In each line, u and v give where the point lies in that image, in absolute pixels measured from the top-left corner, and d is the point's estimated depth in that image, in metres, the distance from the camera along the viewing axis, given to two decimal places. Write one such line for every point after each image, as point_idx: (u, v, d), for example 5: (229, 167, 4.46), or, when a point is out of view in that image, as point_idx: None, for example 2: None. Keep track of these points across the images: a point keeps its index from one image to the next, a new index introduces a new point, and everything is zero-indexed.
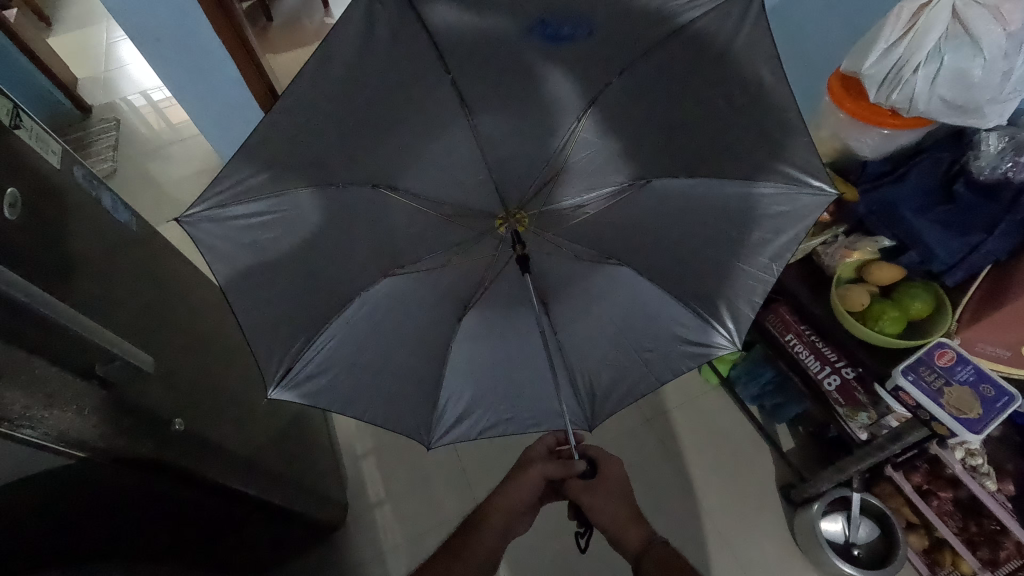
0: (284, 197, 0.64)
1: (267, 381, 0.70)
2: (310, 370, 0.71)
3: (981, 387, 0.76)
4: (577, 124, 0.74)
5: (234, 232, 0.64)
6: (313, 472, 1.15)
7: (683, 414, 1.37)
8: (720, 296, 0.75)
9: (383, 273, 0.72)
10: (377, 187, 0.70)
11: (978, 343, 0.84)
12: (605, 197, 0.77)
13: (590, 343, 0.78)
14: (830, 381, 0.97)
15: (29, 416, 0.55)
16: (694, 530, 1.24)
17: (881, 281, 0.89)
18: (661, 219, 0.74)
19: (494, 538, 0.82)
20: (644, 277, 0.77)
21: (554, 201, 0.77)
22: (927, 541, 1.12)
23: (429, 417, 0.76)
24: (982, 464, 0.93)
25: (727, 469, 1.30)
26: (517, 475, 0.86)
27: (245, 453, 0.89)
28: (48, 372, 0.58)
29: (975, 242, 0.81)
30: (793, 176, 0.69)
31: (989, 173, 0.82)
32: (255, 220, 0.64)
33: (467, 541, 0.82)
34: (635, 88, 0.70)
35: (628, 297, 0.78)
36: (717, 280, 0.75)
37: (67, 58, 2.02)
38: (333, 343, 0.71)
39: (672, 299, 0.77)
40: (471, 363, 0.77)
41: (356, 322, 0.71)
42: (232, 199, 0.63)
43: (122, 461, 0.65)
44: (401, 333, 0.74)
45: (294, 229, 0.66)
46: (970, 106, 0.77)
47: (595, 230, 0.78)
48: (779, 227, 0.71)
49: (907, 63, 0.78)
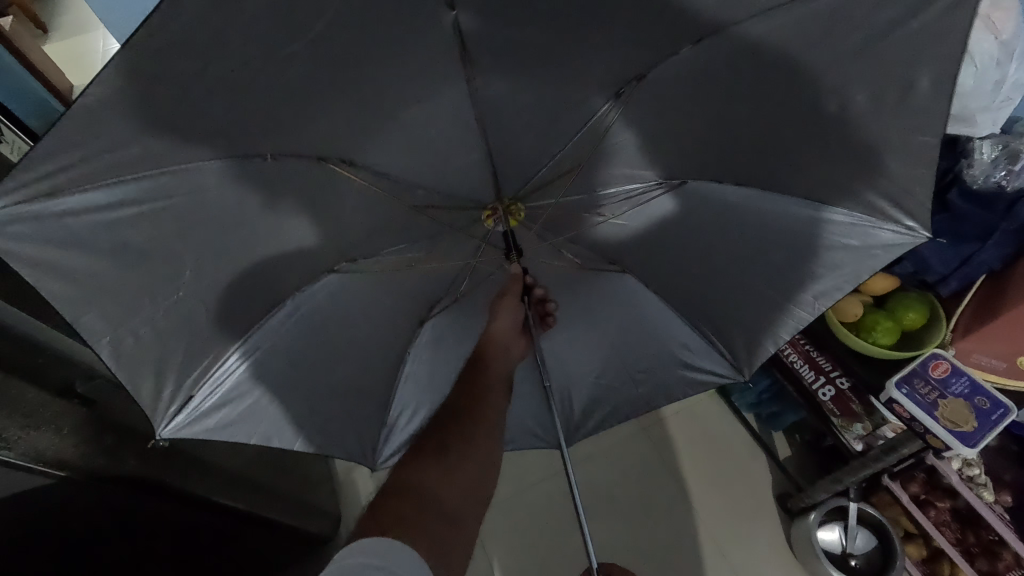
0: (144, 179, 0.55)
1: (155, 426, 0.65)
2: (214, 402, 0.69)
3: (976, 399, 0.75)
4: (607, 108, 0.68)
5: (91, 227, 0.55)
6: (304, 486, 1.14)
7: (680, 420, 1.36)
8: (730, 325, 0.80)
9: (327, 268, 0.71)
10: (323, 160, 0.63)
11: (975, 354, 0.82)
12: (632, 195, 0.75)
13: (580, 347, 0.85)
14: (824, 391, 0.95)
15: (6, 437, 0.55)
16: (690, 540, 1.23)
17: (875, 290, 0.88)
18: (690, 232, 0.76)
19: (502, 371, 0.74)
20: (646, 288, 0.81)
21: (561, 196, 0.75)
22: (925, 551, 1.10)
23: (376, 438, 0.79)
24: (980, 474, 0.93)
25: (723, 479, 1.29)
26: (503, 301, 0.79)
27: (230, 469, 0.88)
28: (27, 391, 0.58)
29: (970, 251, 0.82)
30: (879, 210, 0.67)
31: (982, 183, 0.80)
32: (122, 213, 0.55)
33: (480, 380, 0.72)
34: (649, 100, 0.66)
35: (634, 309, 0.83)
36: (737, 308, 0.79)
37: (65, 66, 2.01)
38: (284, 315, 0.69)
39: (683, 322, 0.82)
40: (428, 377, 0.80)
41: (294, 317, 0.70)
42: (74, 187, 0.53)
43: (103, 479, 0.63)
44: (368, 329, 0.75)
45: (219, 224, 0.61)
46: (960, 114, 0.76)
47: (599, 240, 0.79)
48: (837, 261, 0.72)
49: None
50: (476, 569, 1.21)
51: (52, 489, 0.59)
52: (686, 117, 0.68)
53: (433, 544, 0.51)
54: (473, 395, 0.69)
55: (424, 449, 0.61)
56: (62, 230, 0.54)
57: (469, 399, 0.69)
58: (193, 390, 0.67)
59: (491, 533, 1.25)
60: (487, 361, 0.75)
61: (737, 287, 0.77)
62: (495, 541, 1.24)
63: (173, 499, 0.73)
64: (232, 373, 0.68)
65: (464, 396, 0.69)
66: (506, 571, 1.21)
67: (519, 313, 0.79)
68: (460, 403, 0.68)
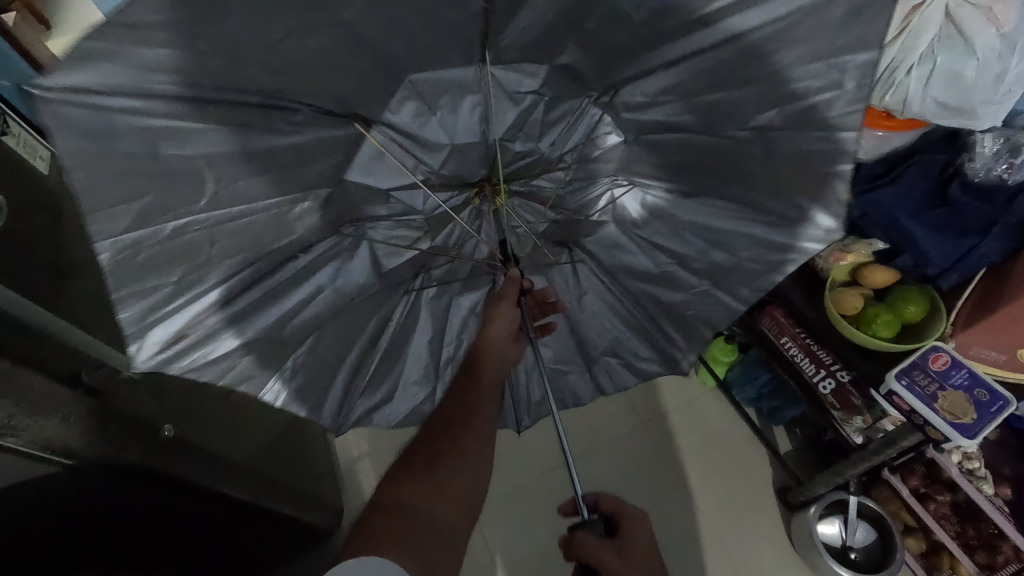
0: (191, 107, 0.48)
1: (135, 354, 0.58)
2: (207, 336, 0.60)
3: (975, 392, 0.76)
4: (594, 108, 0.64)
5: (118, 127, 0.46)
6: (306, 479, 1.15)
7: (680, 414, 1.36)
8: (669, 328, 0.78)
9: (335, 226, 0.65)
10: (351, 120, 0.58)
11: (975, 347, 0.82)
12: (606, 191, 0.73)
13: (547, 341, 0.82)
14: (825, 384, 0.96)
15: (14, 424, 0.55)
16: (692, 534, 1.23)
17: (876, 284, 0.87)
18: (652, 228, 0.73)
19: (493, 381, 0.69)
20: (600, 281, 0.79)
21: (531, 187, 0.71)
22: (924, 544, 1.10)
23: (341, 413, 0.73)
24: (979, 468, 0.93)
25: (723, 473, 1.29)
26: (500, 306, 0.73)
27: (237, 460, 0.88)
28: (32, 380, 0.58)
29: (970, 244, 0.81)
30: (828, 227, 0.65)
31: (984, 175, 0.81)
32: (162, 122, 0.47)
33: (469, 388, 0.67)
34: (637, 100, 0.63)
35: (591, 303, 0.80)
36: (679, 313, 0.77)
37: None
38: (301, 264, 0.64)
39: (629, 323, 0.80)
40: (418, 351, 0.77)
41: (307, 271, 0.65)
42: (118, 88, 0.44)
43: (108, 468, 0.64)
44: (369, 304, 0.71)
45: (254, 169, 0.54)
46: (964, 107, 0.75)
47: (560, 233, 0.76)
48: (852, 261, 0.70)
49: (900, 65, 0.75)
50: (479, 565, 1.22)
51: (57, 478, 0.59)
52: (684, 118, 0.63)
53: (421, 552, 0.52)
54: (462, 399, 0.66)
55: (416, 466, 0.60)
56: (95, 126, 0.45)
57: (461, 403, 0.66)
58: (190, 327, 0.59)
59: (494, 528, 1.25)
60: (480, 371, 0.69)
61: (685, 289, 0.75)
62: (499, 538, 1.24)
63: (178, 491, 0.74)
64: (207, 324, 0.60)
65: (455, 401, 0.66)
66: (509, 567, 1.22)
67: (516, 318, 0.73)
68: (451, 410, 0.65)
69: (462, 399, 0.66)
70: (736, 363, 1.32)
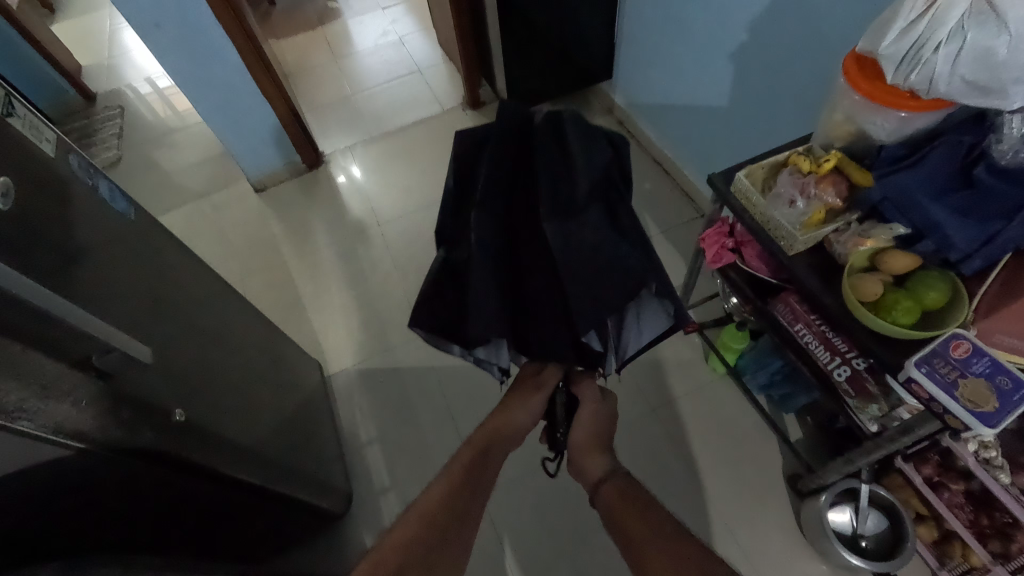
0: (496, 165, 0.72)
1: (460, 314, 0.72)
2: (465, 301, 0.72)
3: (997, 379, 0.73)
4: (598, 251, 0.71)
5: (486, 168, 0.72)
6: (316, 462, 1.16)
7: (691, 400, 1.38)
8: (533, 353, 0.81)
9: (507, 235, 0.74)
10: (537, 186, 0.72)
11: (996, 334, 0.77)
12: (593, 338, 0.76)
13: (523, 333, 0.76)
14: (839, 371, 0.96)
15: (25, 408, 0.56)
16: (700, 521, 1.23)
17: (895, 270, 0.83)
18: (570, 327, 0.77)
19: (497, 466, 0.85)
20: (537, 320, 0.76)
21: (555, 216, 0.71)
22: (936, 532, 1.10)
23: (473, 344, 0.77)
24: (996, 457, 0.91)
25: (733, 460, 1.30)
26: (524, 396, 0.89)
27: (248, 443, 0.89)
28: (43, 363, 0.57)
29: (995, 230, 0.76)
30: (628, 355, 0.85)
31: (1012, 158, 0.75)
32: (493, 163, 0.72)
33: (471, 473, 0.81)
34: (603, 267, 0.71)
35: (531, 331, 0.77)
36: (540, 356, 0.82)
37: (87, 63, 2.28)
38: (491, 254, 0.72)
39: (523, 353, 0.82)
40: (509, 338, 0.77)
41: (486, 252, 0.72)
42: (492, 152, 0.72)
43: (124, 452, 0.65)
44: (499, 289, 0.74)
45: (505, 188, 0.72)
46: (994, 87, 0.69)
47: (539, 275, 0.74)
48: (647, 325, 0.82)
49: (928, 41, 0.70)
50: (487, 549, 1.25)
51: (72, 460, 0.60)
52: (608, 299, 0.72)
53: None
54: (459, 480, 0.79)
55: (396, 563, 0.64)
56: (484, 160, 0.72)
57: (454, 502, 0.75)
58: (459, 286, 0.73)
59: (501, 513, 1.29)
60: (490, 456, 0.86)
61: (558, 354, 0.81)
62: (507, 521, 1.28)
63: (188, 473, 0.75)
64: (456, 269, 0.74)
65: (444, 503, 0.75)
66: (516, 551, 1.24)
67: (539, 406, 0.89)
68: (438, 514, 0.72)
69: (467, 473, 0.81)
70: (747, 350, 1.28)
